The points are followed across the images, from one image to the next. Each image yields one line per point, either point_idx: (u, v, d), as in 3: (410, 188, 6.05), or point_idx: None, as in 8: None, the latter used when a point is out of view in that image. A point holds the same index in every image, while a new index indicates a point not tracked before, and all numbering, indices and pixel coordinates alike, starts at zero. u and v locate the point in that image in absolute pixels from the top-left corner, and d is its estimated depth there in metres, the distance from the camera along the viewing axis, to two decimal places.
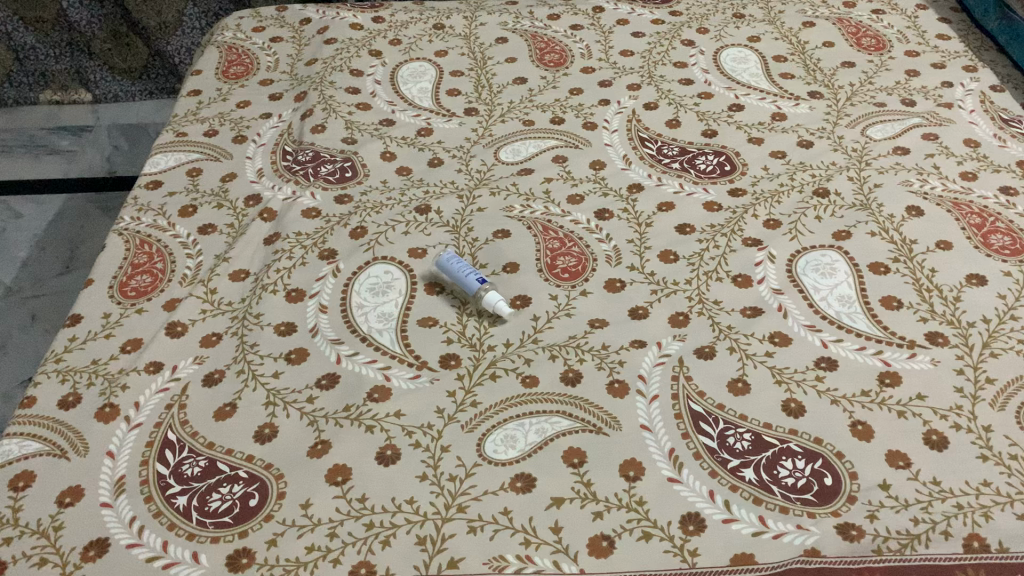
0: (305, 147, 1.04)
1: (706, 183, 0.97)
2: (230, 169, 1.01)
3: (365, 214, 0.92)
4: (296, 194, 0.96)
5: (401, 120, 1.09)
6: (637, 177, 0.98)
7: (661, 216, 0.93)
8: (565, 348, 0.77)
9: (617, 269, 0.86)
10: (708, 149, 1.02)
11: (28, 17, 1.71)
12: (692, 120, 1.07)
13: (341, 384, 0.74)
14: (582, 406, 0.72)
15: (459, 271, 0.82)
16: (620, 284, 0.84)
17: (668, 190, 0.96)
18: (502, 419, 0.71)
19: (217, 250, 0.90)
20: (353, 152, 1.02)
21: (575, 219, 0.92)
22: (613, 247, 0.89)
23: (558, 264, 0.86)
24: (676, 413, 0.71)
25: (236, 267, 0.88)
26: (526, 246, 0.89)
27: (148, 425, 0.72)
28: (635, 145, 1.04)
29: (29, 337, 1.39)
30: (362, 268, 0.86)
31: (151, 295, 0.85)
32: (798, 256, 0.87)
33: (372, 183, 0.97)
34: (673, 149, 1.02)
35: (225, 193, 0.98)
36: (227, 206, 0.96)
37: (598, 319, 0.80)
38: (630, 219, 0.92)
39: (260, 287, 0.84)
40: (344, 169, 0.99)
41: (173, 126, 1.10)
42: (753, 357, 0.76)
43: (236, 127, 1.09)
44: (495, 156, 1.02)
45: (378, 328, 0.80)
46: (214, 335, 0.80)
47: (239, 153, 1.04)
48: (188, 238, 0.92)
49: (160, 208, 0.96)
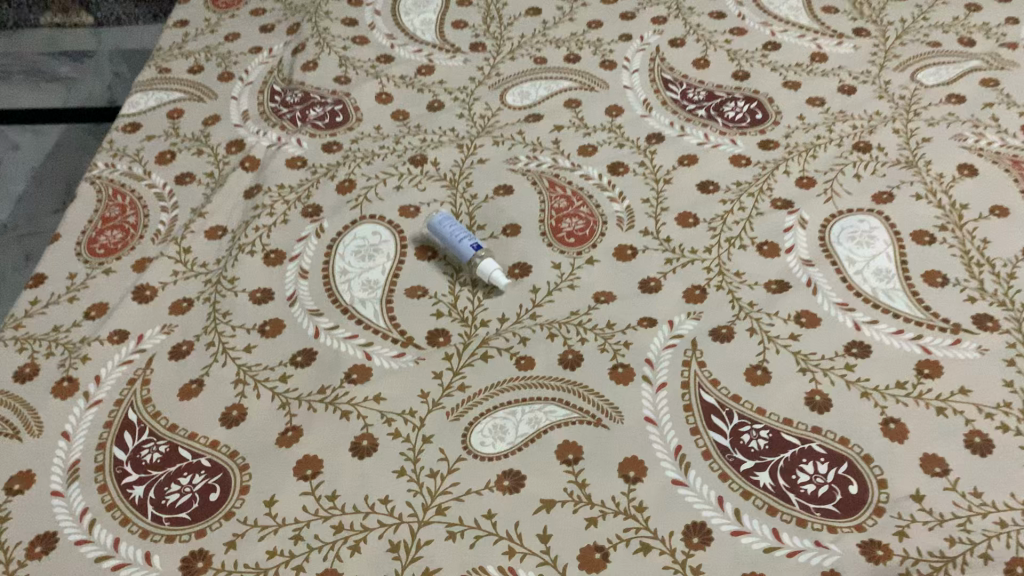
0: (294, 86, 0.95)
1: (733, 134, 0.87)
2: (213, 110, 0.93)
3: (354, 165, 0.85)
4: (282, 140, 0.88)
5: (400, 56, 0.99)
6: (657, 125, 0.89)
7: (681, 171, 0.84)
8: (565, 325, 0.70)
9: (629, 234, 0.77)
10: (737, 94, 0.92)
11: None
12: (722, 59, 0.97)
13: (317, 362, 0.67)
14: (581, 393, 0.65)
15: (453, 235, 0.75)
16: (631, 252, 0.76)
17: (691, 140, 0.87)
18: (492, 406, 0.64)
19: (195, 202, 0.83)
20: (346, 93, 0.94)
21: (586, 174, 0.84)
22: (626, 208, 0.80)
23: (563, 228, 0.78)
24: (686, 404, 0.63)
25: (213, 223, 0.80)
26: (529, 207, 0.81)
27: (107, 403, 0.66)
28: (657, 87, 0.94)
29: (23, 277, 1.35)
30: (348, 229, 0.78)
31: (121, 254, 0.78)
32: (833, 223, 0.77)
33: (365, 129, 0.89)
34: (699, 93, 0.92)
35: (206, 137, 0.90)
36: (208, 151, 0.88)
37: (604, 292, 0.72)
38: (647, 174, 0.84)
39: (237, 247, 0.77)
40: (335, 113, 0.91)
41: (155, 61, 1.01)
42: (775, 341, 0.68)
43: (223, 62, 1.00)
44: (501, 99, 0.93)
45: (361, 297, 0.72)
46: (184, 301, 0.74)
47: (224, 93, 0.96)
48: (164, 189, 0.84)
49: (136, 153, 0.89)
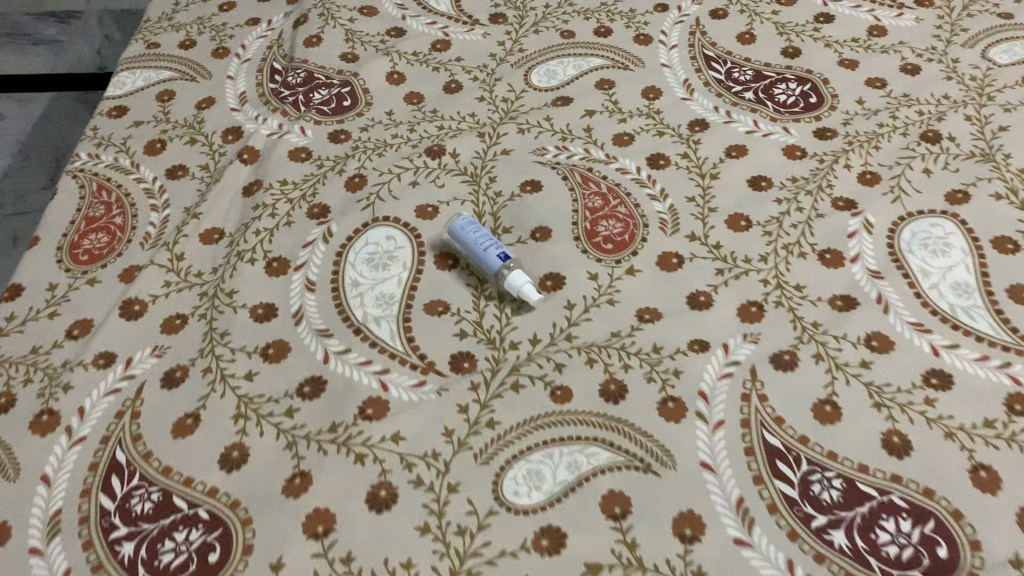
0: (296, 65, 0.86)
1: (786, 121, 0.78)
2: (207, 92, 0.84)
3: (364, 158, 0.76)
4: (284, 128, 0.79)
5: (413, 29, 0.90)
6: (700, 110, 0.80)
7: (729, 164, 0.75)
8: (606, 350, 0.62)
9: (673, 238, 0.69)
10: (788, 74, 0.83)
11: None
12: (770, 33, 0.87)
13: (327, 393, 0.60)
14: (627, 433, 0.57)
15: (476, 241, 0.67)
16: (677, 261, 0.68)
17: (738, 128, 0.78)
18: (526, 447, 0.57)
19: (188, 200, 0.75)
20: (353, 72, 0.85)
21: (622, 168, 0.75)
22: (668, 208, 0.72)
23: (599, 231, 0.70)
24: (746, 447, 0.56)
25: (209, 224, 0.72)
26: (561, 205, 0.72)
27: (92, 440, 0.59)
28: (698, 66, 0.84)
29: (12, 260, 1.27)
30: (359, 233, 0.70)
31: (107, 261, 0.70)
32: (902, 227, 0.69)
33: (375, 115, 0.80)
34: (746, 73, 0.83)
35: (200, 123, 0.81)
36: (202, 140, 0.79)
37: (648, 310, 0.64)
38: (691, 167, 0.75)
39: (235, 254, 0.69)
40: (342, 96, 0.82)
41: (143, 35, 0.92)
42: (844, 370, 0.60)
43: (217, 36, 0.91)
44: (526, 79, 0.84)
45: (375, 315, 0.65)
46: (177, 317, 0.66)
47: (219, 71, 0.86)
48: (154, 184, 0.76)
49: (123, 141, 0.80)
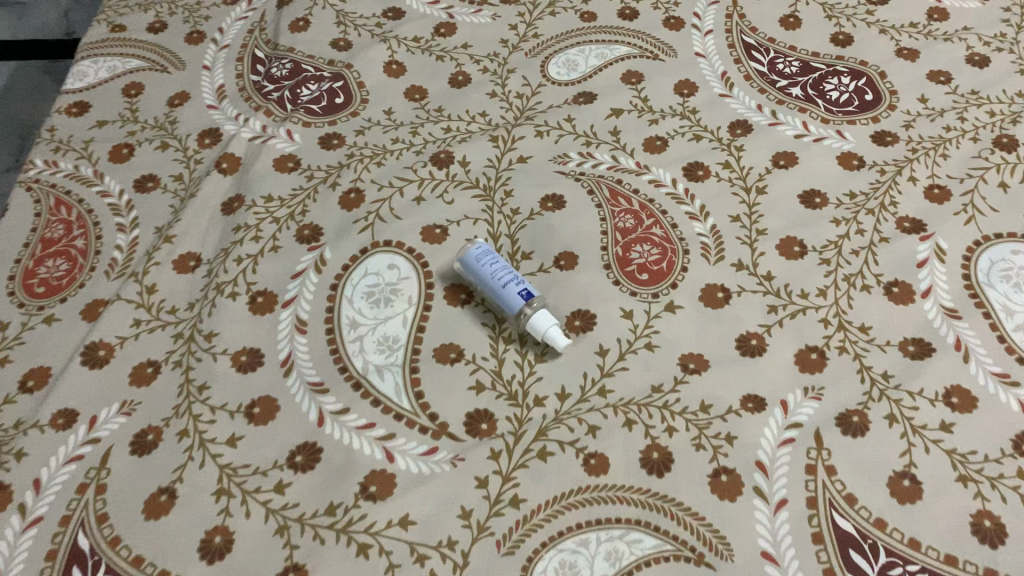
0: (282, 54, 0.76)
1: (840, 122, 0.69)
2: (180, 85, 0.74)
3: (361, 167, 0.66)
4: (268, 131, 0.70)
5: (413, 10, 0.80)
6: (741, 109, 0.70)
7: (777, 175, 0.66)
8: (645, 407, 0.54)
9: (718, 267, 0.60)
10: (840, 66, 0.73)
11: None
12: (817, 15, 0.77)
13: (323, 465, 0.52)
14: (674, 515, 0.49)
15: (493, 274, 0.57)
16: (724, 295, 0.59)
17: (786, 131, 0.69)
18: (557, 531, 0.49)
19: (160, 219, 0.65)
20: (346, 63, 0.75)
21: (657, 179, 0.66)
22: (711, 228, 0.63)
23: (633, 258, 0.61)
24: (814, 533, 0.48)
25: (184, 249, 0.63)
26: (587, 225, 0.63)
27: (50, 521, 0.50)
28: (737, 55, 0.75)
29: None
30: (357, 261, 0.61)
31: (67, 294, 0.61)
32: (978, 254, 0.60)
33: (372, 115, 0.71)
34: (792, 64, 0.73)
35: (172, 125, 0.71)
36: (174, 146, 0.70)
37: (693, 357, 0.56)
38: (734, 179, 0.66)
39: (214, 287, 0.60)
40: (333, 92, 0.72)
41: (107, 15, 0.81)
42: (922, 435, 0.52)
43: (191, 17, 0.80)
44: (542, 71, 0.74)
45: (377, 364, 0.56)
46: (149, 365, 0.57)
47: (193, 61, 0.76)
48: (120, 198, 0.66)
49: (84, 146, 0.70)
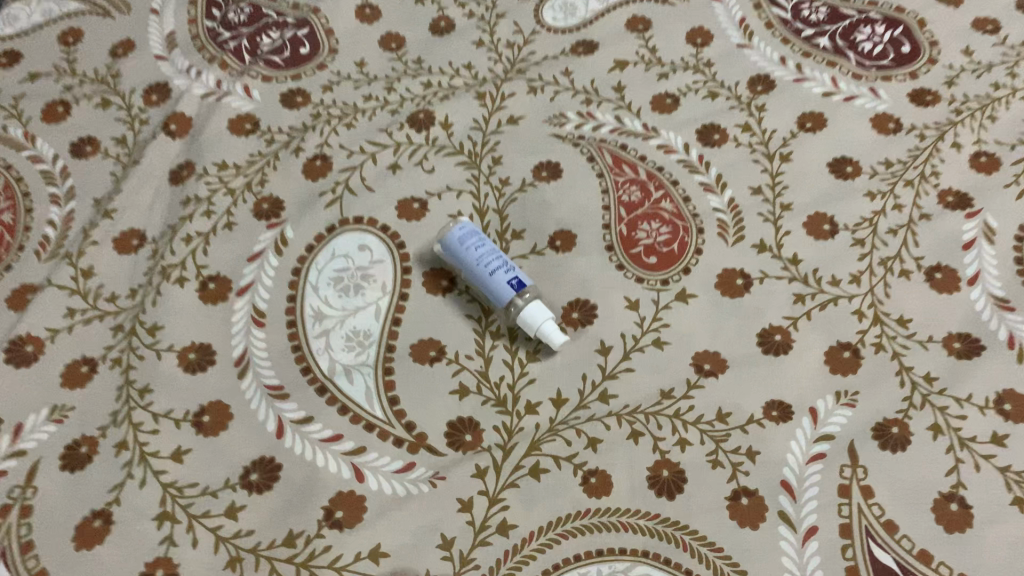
0: None
1: (873, 79, 0.61)
2: (124, 32, 0.65)
3: (329, 130, 0.58)
4: (223, 87, 0.61)
5: None
6: (762, 62, 0.62)
7: (803, 140, 0.58)
8: (654, 416, 0.47)
9: (736, 250, 0.53)
10: (873, 14, 0.65)
11: None
12: None
13: (282, 486, 0.45)
14: (687, 547, 0.43)
15: (478, 260, 0.50)
16: (743, 282, 0.51)
17: (813, 88, 0.60)
18: (552, 565, 0.42)
19: (99, 189, 0.57)
20: (313, 8, 0.66)
21: (666, 143, 0.58)
22: (728, 202, 0.55)
23: (639, 238, 0.53)
24: (848, 568, 0.42)
25: (126, 225, 0.55)
26: (587, 199, 0.55)
27: None
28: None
29: None
30: (323, 241, 0.53)
31: None
32: None
33: (342, 67, 0.62)
34: (819, 10, 0.65)
35: (114, 78, 0.62)
36: (117, 103, 0.61)
37: (708, 356, 0.49)
38: (754, 144, 0.58)
39: (160, 271, 0.53)
40: (298, 42, 0.63)
41: None
42: (972, 450, 0.45)
43: None
44: (537, 17, 0.65)
45: (345, 365, 0.49)
46: (83, 363, 0.50)
47: (140, 4, 0.67)
48: (54, 165, 0.58)
49: (13, 102, 0.61)
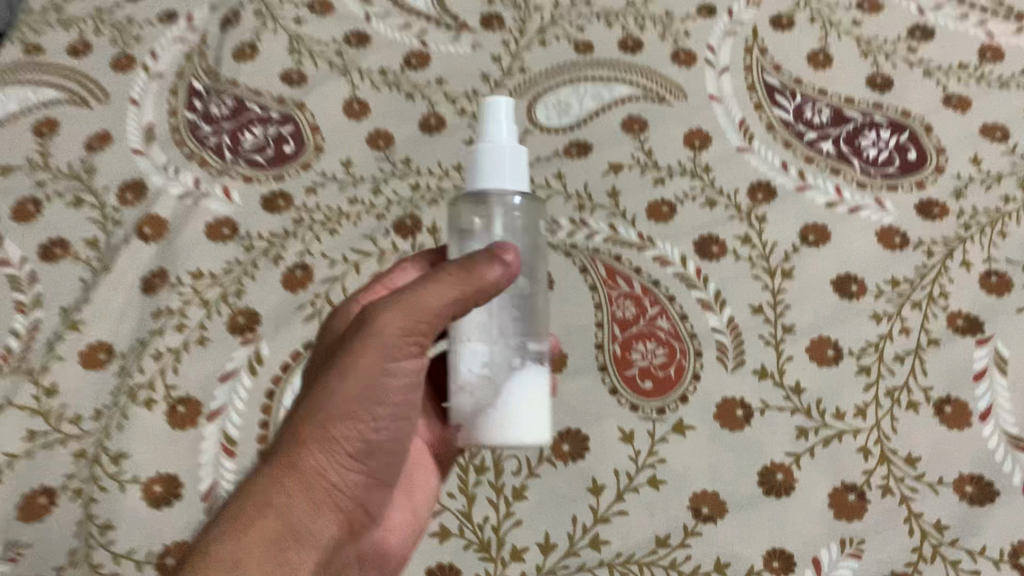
0: (222, 86, 0.64)
1: (879, 189, 0.58)
2: (101, 126, 0.63)
3: (310, 236, 0.56)
4: (200, 186, 0.58)
5: (377, 32, 0.66)
6: (762, 168, 0.59)
7: (806, 255, 0.55)
8: (648, 567, 0.45)
9: (735, 376, 0.50)
10: (878, 118, 0.62)
11: None
12: (851, 51, 0.66)
13: None
14: None
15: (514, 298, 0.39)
16: (743, 413, 0.49)
17: (816, 199, 0.58)
18: None
19: (68, 297, 0.55)
20: (299, 101, 0.62)
21: (663, 255, 0.55)
22: (727, 322, 0.52)
23: (634, 361, 0.51)
24: None
25: (93, 339, 0.52)
26: (579, 317, 0.53)
27: None
28: (759, 99, 0.63)
29: None
30: (299, 359, 0.51)
31: None
32: None
33: (327, 167, 0.59)
34: (822, 113, 0.63)
35: (89, 175, 0.60)
36: (90, 202, 0.59)
37: (707, 496, 0.46)
38: (755, 258, 0.55)
39: (126, 392, 0.50)
40: (280, 138, 0.60)
41: (19, 31, 0.69)
42: None
43: (120, 38, 0.68)
44: (528, 113, 0.62)
45: None
46: (43, 496, 0.47)
47: (119, 94, 0.65)
48: (22, 269, 0.56)
49: None
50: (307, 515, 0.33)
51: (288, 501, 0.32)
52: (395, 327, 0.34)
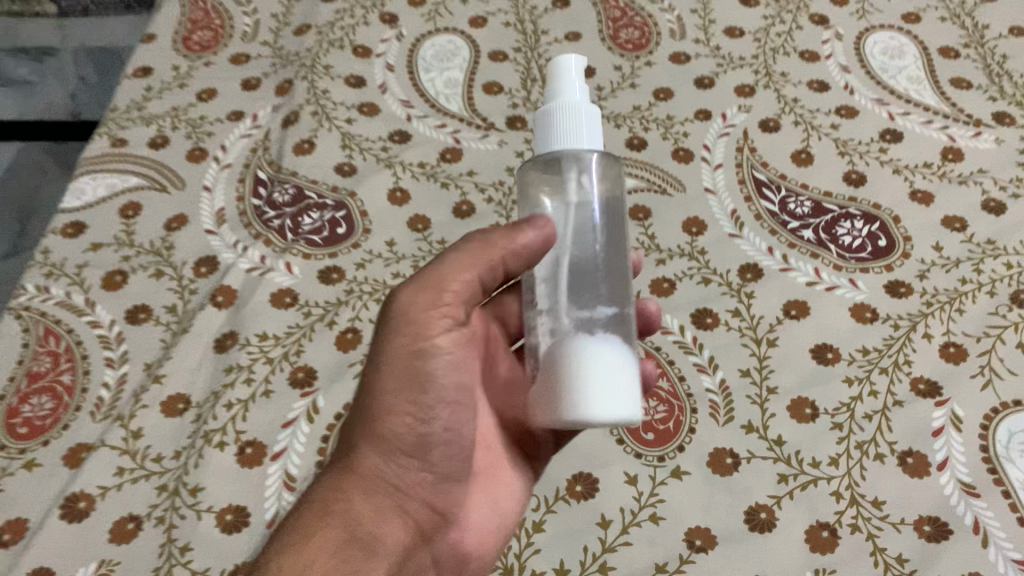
0: (284, 176, 0.74)
1: (853, 271, 0.67)
2: (179, 208, 0.73)
3: (360, 305, 0.65)
4: (266, 262, 0.68)
5: (418, 133, 0.77)
6: (750, 251, 0.69)
7: (789, 327, 0.64)
8: None
9: (725, 429, 0.58)
10: (853, 209, 0.71)
11: None
12: (829, 152, 0.76)
13: None
14: None
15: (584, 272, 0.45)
16: (732, 460, 0.57)
17: (798, 279, 0.67)
18: None
19: (151, 354, 0.64)
20: (350, 190, 0.73)
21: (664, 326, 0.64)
22: (719, 383, 0.61)
23: (638, 416, 0.59)
24: None
25: (173, 390, 0.61)
26: None
27: None
28: (748, 193, 0.73)
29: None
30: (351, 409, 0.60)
31: (50, 436, 0.59)
32: (996, 422, 0.58)
33: (374, 247, 0.69)
34: (803, 205, 0.72)
35: (168, 250, 0.70)
36: (169, 273, 0.68)
37: (700, 531, 0.54)
38: (744, 329, 0.64)
39: (202, 435, 0.58)
40: (334, 221, 0.70)
41: (108, 128, 0.80)
42: None
43: (194, 133, 0.79)
44: None
45: None
46: (129, 521, 0.55)
47: (193, 181, 0.75)
48: (110, 330, 0.65)
49: (77, 272, 0.69)
50: (370, 512, 0.44)
51: (349, 500, 0.43)
52: (419, 306, 0.45)
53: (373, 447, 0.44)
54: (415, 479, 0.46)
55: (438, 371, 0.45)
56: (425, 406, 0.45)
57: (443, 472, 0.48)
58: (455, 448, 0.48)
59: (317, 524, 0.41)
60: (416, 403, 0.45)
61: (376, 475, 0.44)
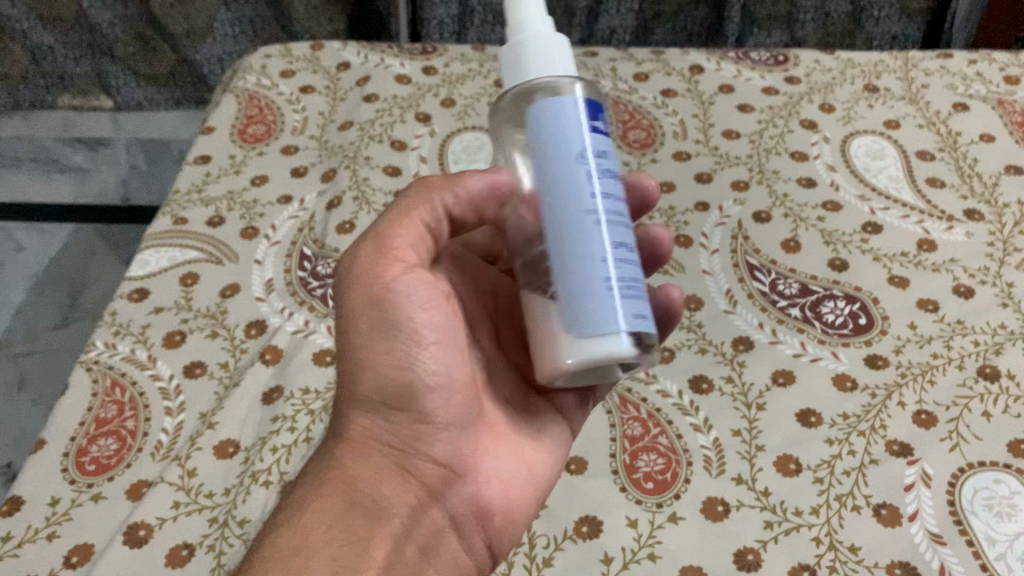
0: (328, 252, 0.84)
1: (835, 345, 0.75)
2: (233, 278, 0.82)
3: None
4: (311, 326, 0.77)
5: None
6: (744, 326, 0.77)
7: (776, 393, 0.71)
8: None
9: (717, 480, 0.65)
10: (836, 291, 0.79)
11: (141, 72, 1.63)
12: (816, 240, 0.84)
13: None
14: None
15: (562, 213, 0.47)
16: (723, 508, 0.63)
17: (785, 351, 0.74)
18: None
19: (205, 404, 0.71)
20: None
21: (664, 390, 0.72)
22: (713, 441, 0.68)
23: (639, 466, 0.66)
24: None
25: (224, 435, 0.69)
26: (598, 433, 0.69)
27: None
28: (742, 275, 0.81)
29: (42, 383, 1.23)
30: None
31: (114, 473, 0.66)
32: (963, 480, 0.64)
33: None
34: (791, 286, 0.80)
35: (222, 314, 0.79)
36: (223, 334, 0.77)
37: (693, 570, 0.60)
38: (736, 394, 0.71)
39: (250, 475, 0.66)
40: None
41: (171, 208, 0.90)
42: None
43: (247, 213, 0.89)
44: None
45: None
46: (183, 548, 0.62)
47: (246, 255, 0.84)
48: (170, 382, 0.73)
49: (141, 332, 0.77)
50: (370, 472, 0.52)
51: (344, 465, 0.52)
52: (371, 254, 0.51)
53: (362, 413, 0.53)
54: (414, 432, 0.53)
55: (408, 312, 0.51)
56: (399, 354, 0.51)
57: (444, 422, 0.54)
58: (446, 394, 0.53)
59: (312, 497, 0.50)
60: (390, 351, 0.51)
61: (368, 436, 0.53)
